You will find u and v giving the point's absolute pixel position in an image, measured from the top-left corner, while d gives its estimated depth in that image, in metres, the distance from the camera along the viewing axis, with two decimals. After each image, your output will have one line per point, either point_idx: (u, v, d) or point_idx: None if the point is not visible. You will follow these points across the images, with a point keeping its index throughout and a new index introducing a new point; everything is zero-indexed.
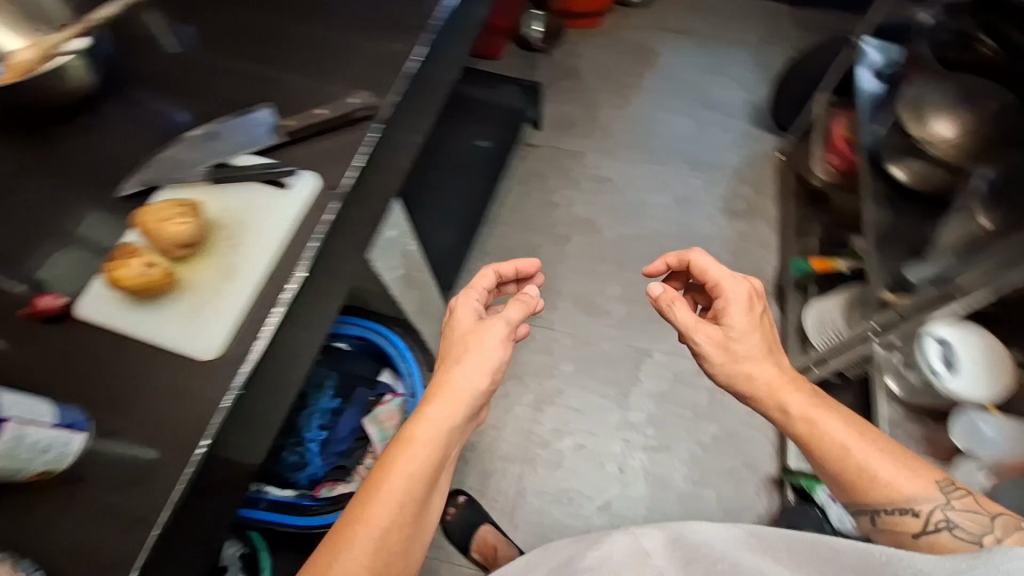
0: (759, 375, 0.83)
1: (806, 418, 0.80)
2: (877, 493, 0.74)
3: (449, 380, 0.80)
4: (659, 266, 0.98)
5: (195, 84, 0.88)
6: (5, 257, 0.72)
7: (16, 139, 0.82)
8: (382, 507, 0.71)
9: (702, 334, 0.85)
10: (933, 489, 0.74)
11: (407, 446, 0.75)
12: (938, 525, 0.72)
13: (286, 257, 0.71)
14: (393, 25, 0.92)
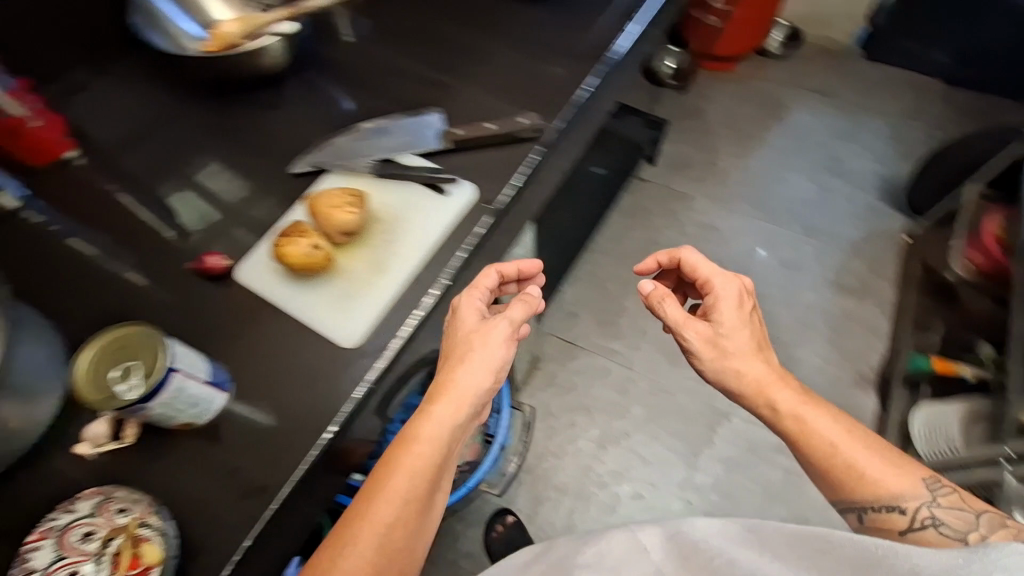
0: (748, 373, 0.76)
1: (796, 419, 0.74)
2: (865, 495, 0.70)
3: (451, 379, 0.66)
4: (650, 263, 0.86)
5: (370, 77, 0.91)
6: (188, 215, 0.79)
7: (208, 103, 0.89)
8: (376, 520, 0.60)
9: (691, 330, 0.77)
10: (921, 487, 0.70)
11: (405, 450, 0.63)
12: (924, 521, 0.68)
13: (434, 263, 0.73)
14: (563, 50, 0.93)
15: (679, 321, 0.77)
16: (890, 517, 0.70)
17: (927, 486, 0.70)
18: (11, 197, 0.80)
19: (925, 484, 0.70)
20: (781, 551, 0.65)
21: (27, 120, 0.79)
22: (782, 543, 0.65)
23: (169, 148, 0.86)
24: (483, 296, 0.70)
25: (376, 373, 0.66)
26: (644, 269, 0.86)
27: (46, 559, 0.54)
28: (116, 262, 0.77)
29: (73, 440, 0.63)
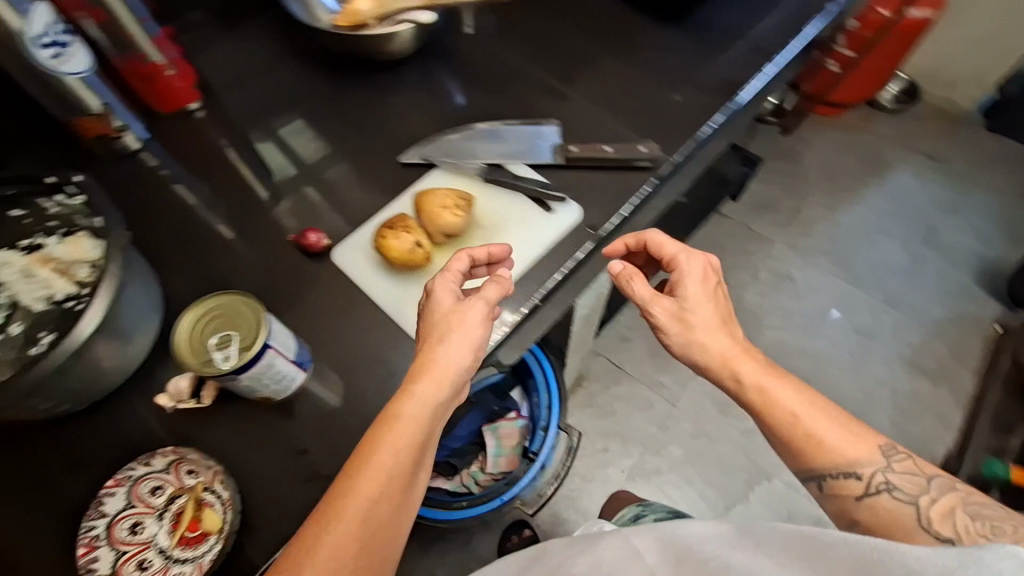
0: (712, 347, 0.65)
1: (759, 388, 0.63)
2: (833, 462, 0.61)
3: (432, 358, 0.59)
4: (620, 245, 0.72)
5: (489, 75, 0.90)
6: (294, 185, 0.80)
7: (328, 75, 0.89)
8: (357, 506, 0.52)
9: (659, 307, 0.68)
10: (875, 452, 0.60)
11: (389, 428, 0.55)
12: (879, 487, 0.59)
13: (529, 279, 0.72)
14: (693, 79, 0.88)
15: (648, 298, 0.68)
16: (846, 486, 0.60)
17: (881, 451, 0.61)
18: (134, 136, 0.81)
19: (880, 449, 0.61)
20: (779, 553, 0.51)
21: (165, 69, 0.80)
22: (785, 548, 0.51)
23: (284, 115, 0.87)
24: (458, 281, 0.65)
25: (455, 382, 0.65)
26: (613, 250, 0.73)
27: (117, 505, 0.56)
28: (220, 220, 0.79)
29: (156, 388, 0.64)
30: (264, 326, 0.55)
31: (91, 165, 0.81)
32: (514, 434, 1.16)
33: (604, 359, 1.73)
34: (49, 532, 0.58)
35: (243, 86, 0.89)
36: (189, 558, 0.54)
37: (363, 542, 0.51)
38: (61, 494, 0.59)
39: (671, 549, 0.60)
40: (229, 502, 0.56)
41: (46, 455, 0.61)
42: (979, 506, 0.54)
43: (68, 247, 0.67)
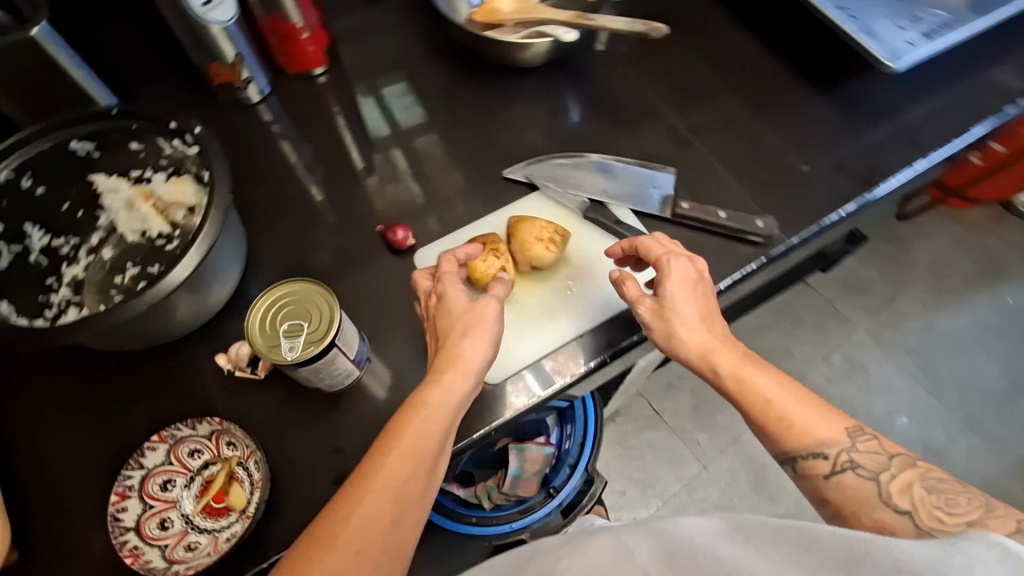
0: (689, 342, 0.60)
1: (734, 373, 0.58)
2: (802, 442, 0.53)
3: (456, 350, 0.57)
4: (619, 248, 0.67)
5: (613, 104, 0.85)
6: (393, 176, 0.79)
7: (453, 70, 0.88)
8: (383, 487, 0.50)
9: (645, 307, 0.62)
10: (843, 432, 0.53)
11: (415, 413, 0.54)
12: (844, 465, 0.52)
13: (607, 331, 0.67)
14: (833, 157, 0.80)
15: (637, 297, 0.63)
16: (812, 465, 0.53)
17: (848, 430, 0.53)
18: (257, 90, 0.83)
19: (848, 427, 0.53)
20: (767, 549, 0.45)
21: (300, 31, 0.80)
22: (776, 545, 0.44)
23: (401, 98, 0.86)
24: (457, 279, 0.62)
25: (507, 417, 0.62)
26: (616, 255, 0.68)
27: (155, 460, 0.56)
28: (316, 191, 0.79)
29: (221, 348, 0.65)
30: (333, 300, 0.54)
31: (213, 109, 0.83)
32: (537, 460, 1.10)
33: (647, 402, 1.62)
34: (92, 461, 0.59)
35: (369, 62, 0.89)
36: (207, 530, 0.54)
37: (391, 524, 0.49)
38: (110, 428, 0.61)
39: (658, 547, 0.54)
40: (258, 484, 0.55)
41: (108, 384, 0.63)
42: (939, 482, 0.47)
43: (172, 189, 0.67)
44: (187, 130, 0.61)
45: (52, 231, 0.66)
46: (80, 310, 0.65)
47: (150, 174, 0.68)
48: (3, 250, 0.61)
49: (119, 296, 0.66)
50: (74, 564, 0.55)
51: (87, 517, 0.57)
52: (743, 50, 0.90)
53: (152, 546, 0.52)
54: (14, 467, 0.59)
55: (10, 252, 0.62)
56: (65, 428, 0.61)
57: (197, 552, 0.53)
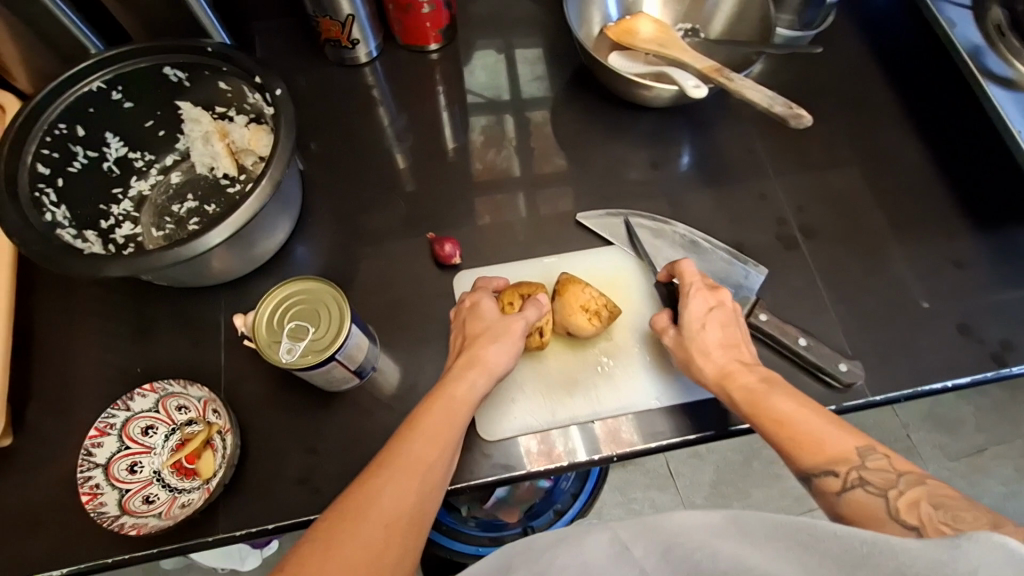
0: (707, 367, 0.55)
1: (747, 391, 0.52)
2: (813, 458, 0.45)
3: (482, 349, 0.56)
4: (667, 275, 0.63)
5: (727, 171, 0.75)
6: (467, 182, 0.75)
7: (567, 86, 0.81)
8: (411, 466, 0.47)
9: (669, 334, 0.59)
10: (851, 452, 0.44)
11: (438, 404, 0.52)
12: (852, 484, 0.43)
13: (625, 426, 0.60)
14: (961, 313, 0.67)
15: (663, 324, 0.60)
16: (820, 481, 0.44)
17: (859, 448, 0.44)
18: (365, 51, 0.80)
19: (859, 446, 0.44)
20: (767, 546, 0.34)
21: (421, 4, 0.76)
22: (774, 540, 0.34)
23: (502, 101, 0.81)
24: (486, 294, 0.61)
25: (524, 459, 0.59)
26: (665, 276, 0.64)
27: (143, 404, 0.57)
28: (386, 173, 0.76)
29: (244, 308, 0.65)
30: (343, 299, 0.52)
31: (321, 59, 0.82)
32: (528, 490, 1.06)
33: (664, 462, 1.30)
34: (97, 377, 0.61)
35: (485, 54, 0.84)
36: (170, 486, 0.55)
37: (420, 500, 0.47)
38: (125, 351, 0.63)
39: (651, 540, 0.37)
40: (227, 460, 0.55)
41: (136, 309, 0.65)
42: (947, 498, 0.38)
43: (248, 135, 0.67)
44: (269, 88, 0.60)
45: (132, 145, 0.68)
46: (134, 227, 0.67)
47: (233, 114, 0.67)
48: (80, 154, 0.63)
49: (173, 224, 0.67)
50: (47, 469, 0.58)
51: (74, 429, 0.59)
52: (900, 153, 0.76)
53: (114, 487, 0.54)
54: (32, 358, 0.62)
55: (86, 157, 0.63)
56: (87, 337, 0.63)
57: (153, 506, 0.53)
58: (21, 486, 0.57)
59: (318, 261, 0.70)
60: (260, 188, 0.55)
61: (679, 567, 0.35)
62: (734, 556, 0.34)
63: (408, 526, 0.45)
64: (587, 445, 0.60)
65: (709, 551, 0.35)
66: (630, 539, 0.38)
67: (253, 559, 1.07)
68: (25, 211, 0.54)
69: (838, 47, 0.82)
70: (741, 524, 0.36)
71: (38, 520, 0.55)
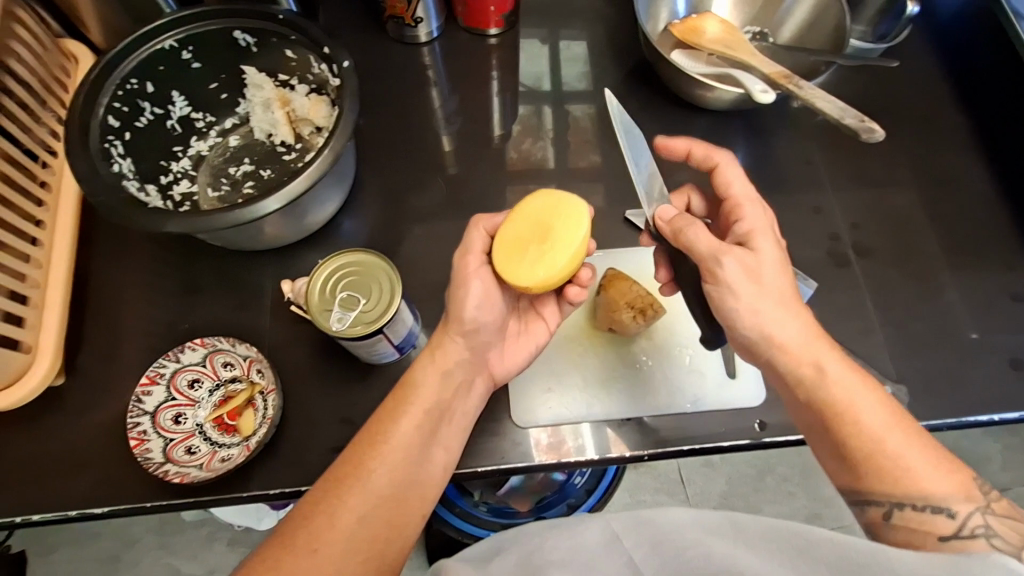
0: (791, 330, 0.49)
1: (843, 391, 0.47)
2: (926, 489, 0.42)
3: (441, 339, 0.55)
4: (681, 145, 0.62)
5: (781, 180, 0.74)
6: (516, 170, 0.75)
7: (625, 81, 0.80)
8: (363, 470, 0.48)
9: (732, 257, 0.51)
10: (971, 487, 0.42)
11: (396, 404, 0.52)
12: (975, 530, 0.39)
13: (656, 426, 0.60)
14: (1014, 348, 0.65)
15: (720, 246, 0.51)
16: (931, 519, 0.41)
17: (975, 484, 0.42)
18: (426, 31, 0.80)
19: (974, 482, 0.42)
20: (762, 547, 0.35)
21: None
22: (771, 543, 0.35)
23: (557, 90, 0.81)
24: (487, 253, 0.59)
25: (534, 449, 0.59)
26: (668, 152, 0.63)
27: (191, 358, 0.59)
28: (436, 154, 0.76)
29: (290, 275, 0.67)
30: (396, 274, 0.53)
31: (382, 35, 0.82)
32: (542, 482, 1.06)
33: (676, 469, 1.28)
34: (147, 328, 0.63)
35: (544, 43, 0.84)
36: (210, 440, 0.56)
37: (379, 502, 0.47)
38: (175, 306, 0.64)
39: (645, 534, 0.38)
40: (267, 420, 0.56)
41: (188, 266, 0.66)
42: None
43: (308, 105, 0.68)
44: (336, 60, 0.60)
45: (195, 105, 0.69)
46: (191, 186, 0.68)
47: (295, 83, 0.68)
48: (147, 110, 0.64)
49: (228, 186, 0.69)
50: (94, 412, 0.60)
51: (122, 376, 0.61)
52: (963, 178, 0.74)
53: (159, 436, 0.55)
54: (86, 304, 0.64)
55: (152, 113, 0.65)
56: (140, 288, 0.65)
57: (193, 457, 0.55)
58: (71, 425, 0.59)
59: (364, 235, 0.71)
60: (320, 159, 0.56)
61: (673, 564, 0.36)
62: (727, 556, 0.34)
63: (366, 526, 0.46)
64: (616, 442, 0.59)
65: (703, 550, 0.35)
66: (624, 533, 0.39)
67: (269, 520, 1.10)
68: (95, 161, 0.55)
69: (908, 64, 0.79)
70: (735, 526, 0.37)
71: (83, 458, 0.58)
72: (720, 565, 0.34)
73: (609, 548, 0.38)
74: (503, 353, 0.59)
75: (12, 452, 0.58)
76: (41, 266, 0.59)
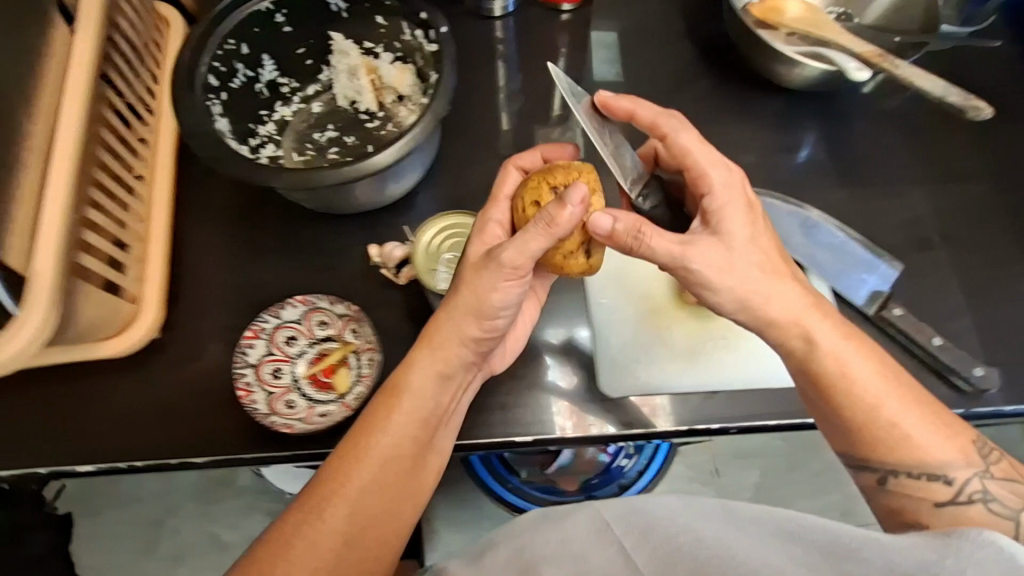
0: (779, 299, 0.50)
1: (836, 359, 0.49)
2: (926, 454, 0.46)
3: (433, 337, 0.52)
4: (624, 106, 0.58)
5: (861, 162, 0.73)
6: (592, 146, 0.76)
7: (700, 61, 0.80)
8: (354, 484, 0.48)
9: (701, 252, 0.49)
10: (970, 451, 0.46)
11: (389, 411, 0.50)
12: (972, 497, 0.44)
13: (742, 401, 0.60)
14: None
15: (684, 244, 0.50)
16: (927, 488, 0.45)
17: (973, 444, 0.46)
18: (501, 5, 0.81)
19: (970, 444, 0.46)
20: (751, 530, 0.35)
21: None
22: (761, 528, 0.35)
23: (630, 68, 0.80)
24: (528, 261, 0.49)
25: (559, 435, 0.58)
26: (613, 112, 0.59)
27: (290, 314, 0.60)
28: (507, 129, 0.76)
29: (374, 240, 0.67)
30: None
31: (459, 7, 0.82)
32: (590, 461, 1.07)
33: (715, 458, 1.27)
34: (234, 288, 0.64)
35: (617, 21, 0.83)
36: (308, 396, 0.57)
37: (371, 517, 0.48)
38: (264, 267, 0.65)
39: (633, 521, 0.37)
40: (363, 378, 0.57)
41: (274, 228, 0.67)
42: None
43: (393, 73, 0.69)
44: (433, 25, 0.61)
45: (281, 70, 0.70)
46: (277, 149, 0.68)
47: (380, 51, 0.70)
48: (240, 71, 0.65)
49: (313, 151, 0.69)
50: (187, 365, 0.61)
51: (211, 332, 0.63)
52: None
53: (263, 389, 0.56)
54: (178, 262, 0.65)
55: (245, 74, 0.65)
56: (231, 249, 0.66)
57: (294, 411, 0.56)
58: (169, 378, 0.60)
59: (440, 206, 0.71)
60: (422, 120, 0.56)
61: (665, 555, 0.35)
62: (716, 540, 0.34)
63: (358, 539, 0.47)
64: (702, 414, 0.60)
65: (693, 536, 0.35)
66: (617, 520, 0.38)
67: None
68: (201, 117, 0.56)
69: (989, 51, 0.78)
70: (721, 506, 0.36)
71: (178, 409, 0.59)
72: (711, 550, 0.34)
73: (597, 539, 0.37)
74: (505, 350, 0.59)
75: (114, 401, 0.59)
76: (143, 220, 0.60)
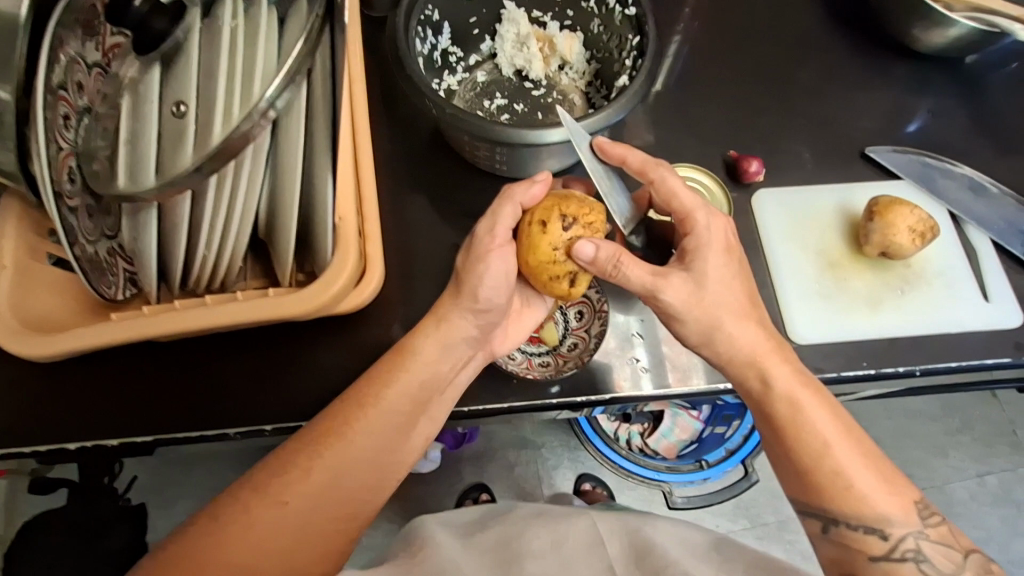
0: (740, 340, 0.53)
1: (791, 403, 0.51)
2: (871, 511, 0.50)
3: (444, 309, 0.55)
4: (618, 150, 0.56)
5: (1001, 125, 0.76)
6: (746, 107, 0.76)
7: (841, 23, 0.81)
8: (345, 443, 0.51)
9: (671, 287, 0.52)
10: (912, 510, 0.50)
11: (398, 374, 0.53)
12: (905, 554, 0.49)
13: (918, 347, 0.65)
14: None
15: (657, 278, 0.52)
16: (866, 542, 0.50)
17: (916, 507, 0.51)
18: None
19: (915, 505, 0.51)
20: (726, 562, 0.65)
21: None
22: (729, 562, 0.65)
23: (771, 31, 0.80)
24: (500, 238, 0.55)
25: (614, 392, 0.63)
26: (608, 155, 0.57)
27: None
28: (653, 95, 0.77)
29: None
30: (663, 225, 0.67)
31: None
32: (686, 427, 1.10)
33: None
34: (385, 263, 0.66)
35: None
36: (524, 349, 0.66)
37: (353, 473, 0.51)
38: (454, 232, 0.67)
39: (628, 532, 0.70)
40: (574, 332, 0.66)
41: (443, 198, 0.69)
42: None
43: (561, 41, 0.71)
44: None
45: (454, 39, 0.71)
46: None
47: (547, 20, 0.72)
48: (426, 39, 0.67)
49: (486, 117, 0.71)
50: (344, 338, 0.62)
51: (374, 303, 0.64)
52: None
53: None
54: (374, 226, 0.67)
55: (429, 43, 0.67)
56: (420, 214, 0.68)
57: (514, 361, 0.64)
58: (382, 338, 0.62)
59: None
60: (638, 82, 0.58)
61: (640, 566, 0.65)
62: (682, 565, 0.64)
63: (337, 493, 0.50)
64: (889, 359, 0.64)
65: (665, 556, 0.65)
66: (605, 526, 0.71)
67: (429, 463, 1.12)
68: (421, 84, 0.57)
69: None
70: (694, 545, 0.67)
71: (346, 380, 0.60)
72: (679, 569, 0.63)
73: (591, 539, 0.69)
74: (506, 332, 0.60)
75: (333, 360, 0.61)
76: None
